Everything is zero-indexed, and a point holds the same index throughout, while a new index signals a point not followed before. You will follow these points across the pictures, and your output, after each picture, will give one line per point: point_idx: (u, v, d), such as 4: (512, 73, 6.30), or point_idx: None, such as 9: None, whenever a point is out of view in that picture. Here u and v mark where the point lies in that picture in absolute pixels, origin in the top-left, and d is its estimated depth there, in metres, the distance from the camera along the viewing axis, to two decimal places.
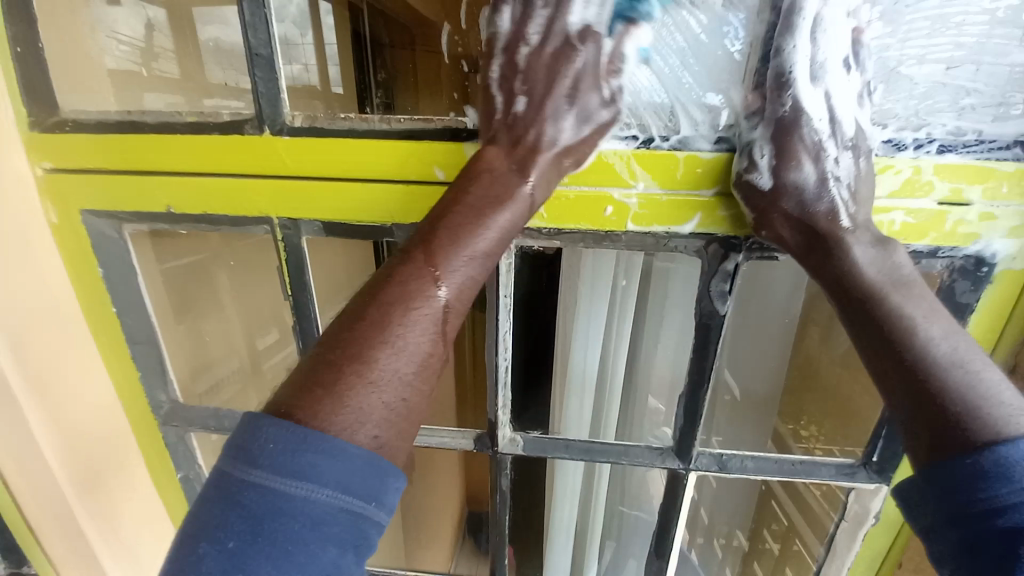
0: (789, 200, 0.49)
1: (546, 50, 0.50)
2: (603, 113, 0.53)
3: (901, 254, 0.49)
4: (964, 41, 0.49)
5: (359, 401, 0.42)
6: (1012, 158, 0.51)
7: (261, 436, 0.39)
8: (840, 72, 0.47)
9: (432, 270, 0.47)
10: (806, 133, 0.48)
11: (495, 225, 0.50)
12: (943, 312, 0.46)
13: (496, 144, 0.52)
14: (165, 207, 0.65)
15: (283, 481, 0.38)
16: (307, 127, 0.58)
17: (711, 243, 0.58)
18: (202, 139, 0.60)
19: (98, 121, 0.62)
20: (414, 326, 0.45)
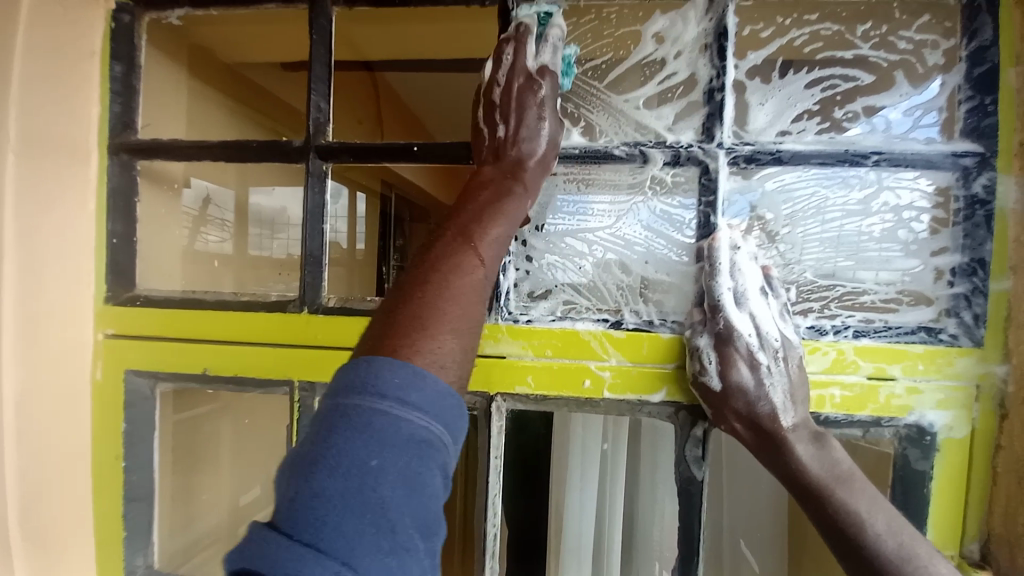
0: (736, 398, 0.59)
1: (517, 89, 0.63)
2: (506, 83, 0.63)
3: (836, 450, 0.57)
4: (854, 255, 0.64)
5: (445, 340, 0.49)
6: (919, 341, 0.60)
7: (381, 371, 0.45)
8: (759, 297, 0.59)
9: (467, 242, 0.55)
10: (740, 344, 0.58)
11: (507, 216, 0.58)
12: (885, 504, 0.54)
13: (488, 163, 0.63)
14: (202, 369, 0.74)
15: (396, 413, 0.44)
16: (339, 307, 0.70)
17: (680, 410, 0.65)
18: (250, 315, 0.72)
19: (164, 298, 0.76)
20: (468, 276, 0.54)
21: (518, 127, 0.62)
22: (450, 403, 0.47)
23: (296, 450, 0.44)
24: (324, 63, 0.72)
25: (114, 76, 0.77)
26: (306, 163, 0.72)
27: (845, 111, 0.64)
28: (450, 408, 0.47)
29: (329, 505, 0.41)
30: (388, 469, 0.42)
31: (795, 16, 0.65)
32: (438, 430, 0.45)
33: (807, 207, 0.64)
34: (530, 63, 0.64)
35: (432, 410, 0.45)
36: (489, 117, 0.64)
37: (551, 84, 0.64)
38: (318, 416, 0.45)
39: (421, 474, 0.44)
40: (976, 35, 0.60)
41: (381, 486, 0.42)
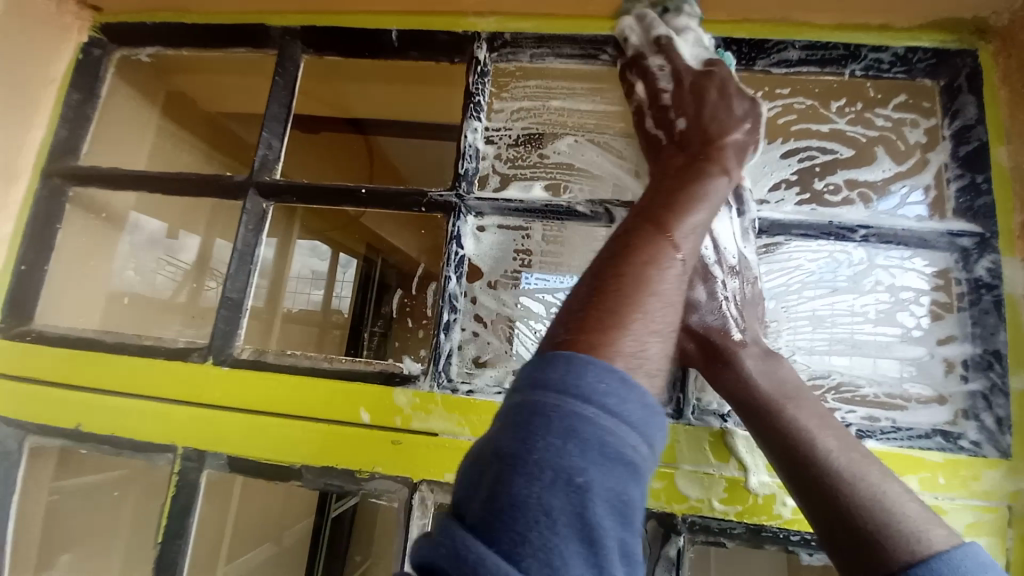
0: (690, 314, 0.51)
1: (694, 90, 0.53)
2: (674, 86, 0.55)
3: (789, 369, 0.47)
4: (848, 339, 0.55)
5: (645, 340, 0.36)
6: (936, 447, 0.50)
7: (587, 368, 0.33)
8: (724, 212, 0.53)
9: (664, 233, 0.41)
10: (694, 256, 0.52)
11: (699, 205, 0.44)
12: (838, 424, 0.43)
13: (672, 155, 0.51)
14: (75, 424, 0.62)
15: (620, 428, 0.32)
16: (249, 360, 0.60)
17: (648, 519, 0.51)
18: (145, 362, 0.61)
19: (60, 335, 0.66)
20: (671, 271, 0.39)
21: (696, 117, 0.52)
22: (650, 412, 0.34)
23: (482, 445, 0.33)
24: (284, 104, 0.69)
25: (71, 104, 0.74)
26: (244, 200, 0.65)
27: (826, 182, 0.59)
28: (656, 426, 0.35)
29: (534, 532, 0.29)
30: (599, 490, 0.31)
31: (766, 89, 0.63)
32: (641, 447, 0.33)
33: (791, 282, 0.56)
34: (693, 65, 0.55)
35: (631, 420, 0.33)
36: (658, 114, 0.56)
37: (724, 70, 0.54)
38: (511, 408, 0.33)
39: (628, 501, 0.32)
40: (958, 115, 0.58)
41: (600, 509, 0.30)
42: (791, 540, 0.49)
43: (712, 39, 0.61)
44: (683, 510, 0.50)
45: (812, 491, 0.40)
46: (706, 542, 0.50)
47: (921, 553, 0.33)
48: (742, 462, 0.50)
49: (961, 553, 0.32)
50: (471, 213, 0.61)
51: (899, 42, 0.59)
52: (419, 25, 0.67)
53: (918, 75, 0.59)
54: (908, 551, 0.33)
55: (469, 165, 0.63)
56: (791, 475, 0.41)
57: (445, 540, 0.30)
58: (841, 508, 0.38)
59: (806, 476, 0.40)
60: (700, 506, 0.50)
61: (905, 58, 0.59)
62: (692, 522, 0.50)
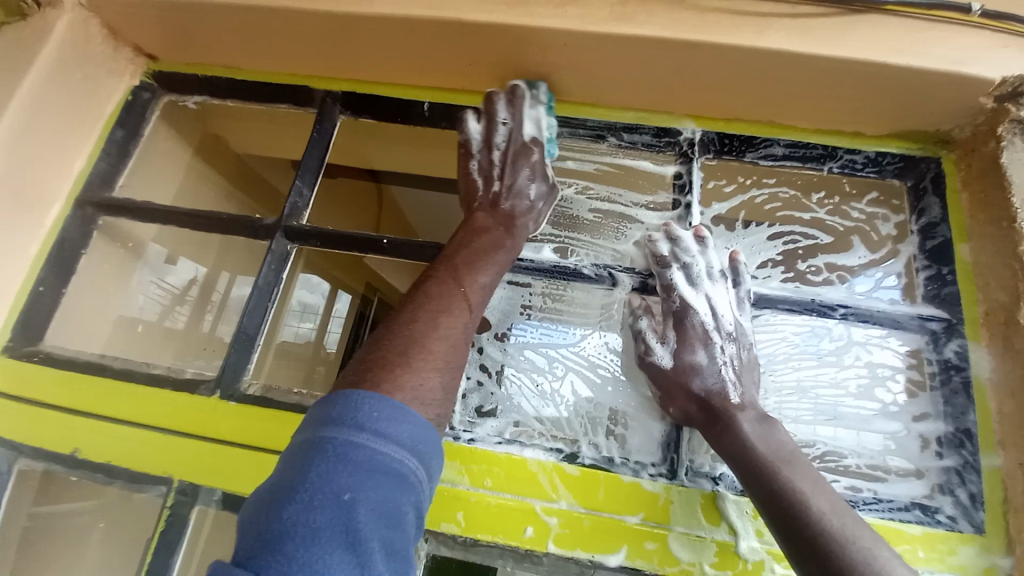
0: (690, 378, 0.54)
1: (510, 156, 0.65)
2: (506, 145, 0.65)
3: (784, 433, 0.50)
4: (832, 411, 0.58)
5: (426, 376, 0.48)
6: (914, 520, 0.52)
7: (362, 403, 0.43)
8: (718, 284, 0.57)
9: (458, 284, 0.55)
10: (695, 324, 0.56)
11: (489, 269, 0.58)
12: (831, 489, 0.45)
13: (481, 212, 0.63)
14: (72, 450, 0.61)
15: (390, 449, 0.42)
16: (257, 396, 0.61)
17: None
18: (153, 391, 0.62)
19: (68, 358, 0.67)
20: (457, 319, 0.53)
21: (508, 187, 0.64)
22: (427, 439, 0.44)
23: (275, 485, 0.40)
24: (319, 157, 0.75)
25: (113, 139, 0.79)
26: (270, 241, 0.69)
27: (808, 264, 0.65)
28: (431, 445, 0.45)
29: (310, 538, 0.36)
30: (365, 502, 0.39)
31: (755, 178, 0.70)
32: (411, 464, 0.42)
33: (778, 352, 0.61)
34: (523, 136, 0.66)
35: (409, 446, 0.43)
36: (485, 177, 0.65)
37: (541, 153, 0.66)
38: (301, 447, 0.41)
39: (397, 509, 0.40)
40: (925, 213, 0.65)
41: (365, 518, 0.38)
42: None
43: (707, 132, 0.69)
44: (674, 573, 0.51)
45: (806, 551, 0.42)
46: None
47: None
48: (733, 527, 0.51)
49: None
50: None
51: (871, 146, 0.67)
52: (446, 99, 0.75)
53: (888, 176, 0.67)
54: None
55: None
56: (790, 541, 0.43)
57: (220, 572, 0.35)
58: (834, 569, 0.40)
59: (800, 536, 0.42)
60: (692, 570, 0.50)
61: (876, 161, 0.66)
62: None
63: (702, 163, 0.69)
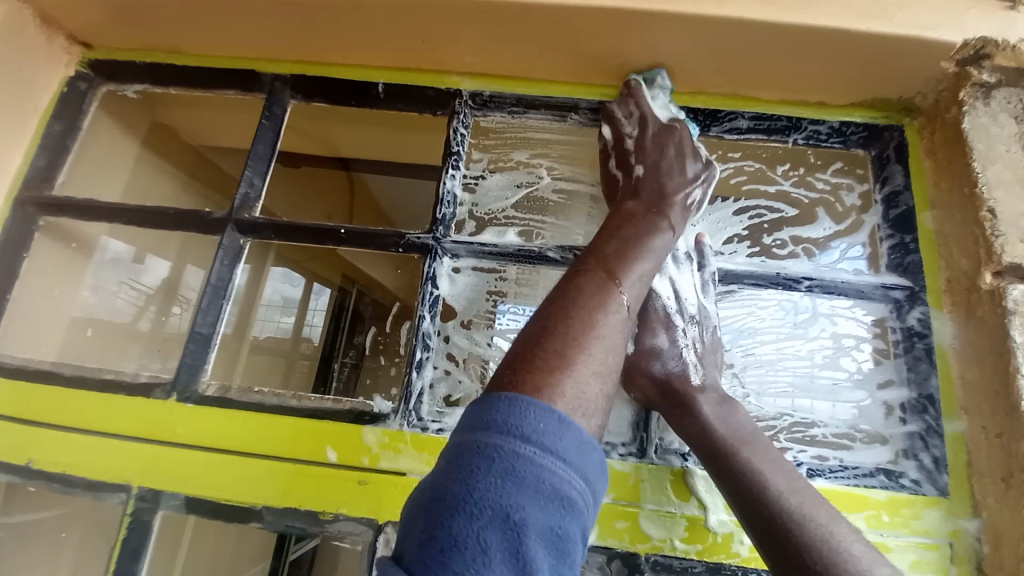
0: (652, 362, 0.54)
1: (655, 140, 0.62)
2: (643, 132, 0.63)
3: (743, 413, 0.50)
4: (799, 383, 0.59)
5: (587, 380, 0.42)
6: (879, 486, 0.53)
7: (526, 411, 0.38)
8: (678, 267, 0.58)
9: (613, 282, 0.49)
10: (658, 308, 0.56)
11: (648, 259, 0.52)
12: (790, 467, 0.46)
13: (630, 201, 0.59)
14: (25, 461, 0.59)
15: (562, 466, 0.36)
16: (216, 396, 0.59)
17: (612, 560, 0.51)
18: (108, 396, 0.60)
19: (15, 367, 0.63)
20: (613, 315, 0.46)
21: (652, 167, 0.61)
22: (593, 456, 0.38)
23: (428, 490, 0.36)
24: (268, 144, 0.72)
25: (51, 135, 0.75)
26: (221, 235, 0.66)
27: (775, 238, 0.65)
28: (593, 461, 0.38)
29: (460, 561, 0.33)
30: (535, 526, 0.34)
31: (720, 152, 0.69)
32: (579, 485, 0.37)
33: (746, 327, 0.60)
34: (656, 114, 0.63)
35: (575, 464, 0.37)
36: (622, 163, 0.63)
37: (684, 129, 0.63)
38: (452, 452, 0.37)
39: (565, 535, 0.35)
40: (888, 181, 0.65)
41: (532, 543, 0.34)
42: None
43: (672, 106, 0.67)
44: (645, 549, 0.51)
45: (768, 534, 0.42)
46: None
47: None
48: (701, 501, 0.51)
49: None
50: (447, 255, 0.64)
51: (834, 116, 0.66)
52: (402, 80, 0.72)
53: (852, 146, 0.66)
54: None
55: (447, 210, 0.66)
56: (753, 520, 0.43)
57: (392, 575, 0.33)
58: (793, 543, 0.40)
59: (762, 520, 0.43)
60: (662, 546, 0.51)
61: (841, 131, 0.66)
62: (654, 563, 0.51)
63: None
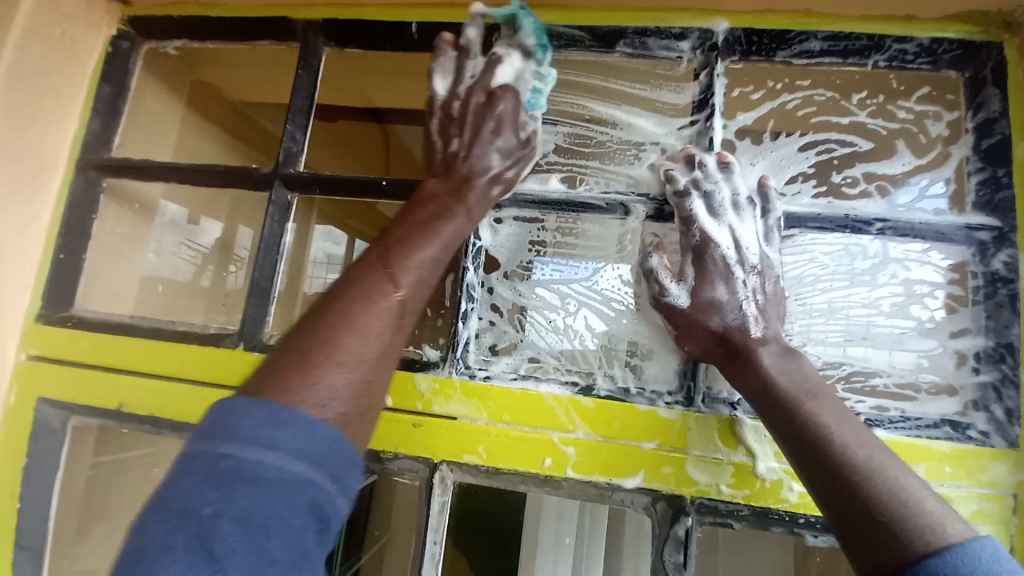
0: (709, 315, 0.52)
1: (473, 108, 0.58)
2: (466, 98, 0.58)
3: (808, 364, 0.48)
4: (864, 331, 0.56)
5: (328, 373, 0.41)
6: (944, 437, 0.51)
7: (239, 411, 0.38)
8: (740, 214, 0.53)
9: (386, 271, 0.48)
10: (717, 258, 0.52)
11: (437, 242, 0.52)
12: (858, 422, 0.43)
13: (433, 178, 0.57)
14: (118, 405, 0.66)
15: (256, 450, 0.36)
16: (278, 345, 0.63)
17: (658, 501, 0.53)
18: (183, 347, 0.65)
19: (98, 321, 0.70)
20: (383, 311, 0.46)
21: (468, 147, 0.57)
22: (320, 440, 0.38)
23: (159, 494, 0.35)
24: (307, 97, 0.71)
25: (101, 97, 0.77)
26: (270, 191, 0.68)
27: (844, 175, 0.59)
28: (336, 455, 0.39)
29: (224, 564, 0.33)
30: (230, 517, 0.34)
31: (786, 81, 0.62)
32: (300, 466, 0.37)
33: (806, 275, 0.57)
34: (494, 82, 0.58)
35: (292, 451, 0.37)
36: (443, 131, 0.58)
37: (511, 101, 0.58)
38: (181, 462, 0.37)
39: (283, 524, 0.35)
40: (982, 107, 0.57)
41: (223, 531, 0.33)
42: (799, 523, 0.50)
43: (734, 29, 0.61)
44: (691, 493, 0.52)
45: (828, 481, 0.40)
46: (715, 523, 0.52)
47: (937, 544, 0.34)
48: (750, 450, 0.51)
49: (977, 545, 0.33)
50: None
51: (924, 32, 0.58)
52: (436, 17, 0.68)
53: (942, 67, 0.58)
54: (923, 541, 0.34)
55: None
56: (814, 472, 0.41)
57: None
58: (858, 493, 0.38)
59: (823, 472, 0.41)
60: (708, 490, 0.52)
61: (930, 48, 0.58)
62: (700, 505, 0.52)
63: (726, 68, 0.62)
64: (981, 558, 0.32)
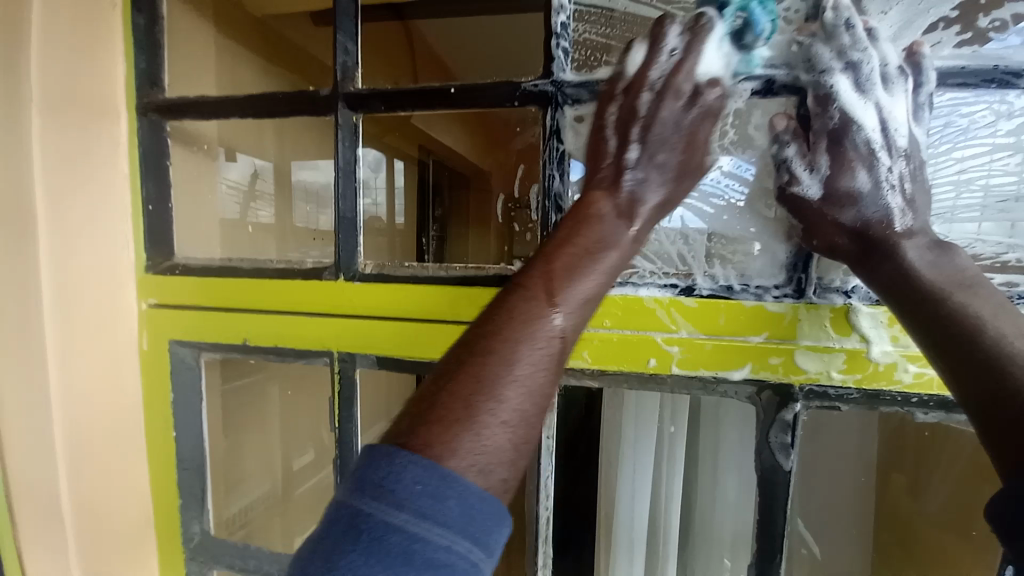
0: (844, 209, 0.48)
1: (671, 105, 0.48)
2: (660, 90, 0.48)
3: (965, 259, 0.44)
4: (997, 203, 0.51)
5: (494, 432, 0.38)
6: None
7: (403, 468, 0.35)
8: (890, 87, 0.46)
9: (550, 302, 0.42)
10: (857, 142, 0.47)
11: (604, 270, 0.45)
12: (1020, 315, 0.40)
13: (598, 188, 0.48)
14: (242, 339, 0.72)
15: (438, 530, 0.33)
16: (375, 273, 0.66)
17: (763, 390, 0.55)
18: (287, 282, 0.68)
19: (202, 267, 0.73)
20: (539, 357, 0.41)
21: (650, 154, 0.48)
22: (477, 514, 0.35)
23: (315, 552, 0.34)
24: (351, 0, 0.64)
25: (138, 31, 0.72)
26: (335, 115, 0.65)
27: (992, 18, 0.49)
28: (483, 521, 0.35)
29: None
30: None
31: None
32: (464, 544, 0.34)
33: (939, 142, 0.51)
34: (701, 73, 0.49)
35: (451, 524, 0.34)
36: (621, 130, 0.49)
37: (718, 94, 0.49)
38: (331, 515, 0.35)
39: None
40: None
41: None
42: (910, 402, 0.51)
43: None
44: (800, 381, 0.53)
45: (979, 377, 0.38)
46: (822, 406, 0.54)
47: None
48: (865, 336, 0.51)
49: None
50: (568, 103, 0.58)
51: None
52: None
53: None
54: None
55: (561, 49, 0.58)
56: (961, 367, 0.39)
57: None
58: (1016, 386, 0.36)
59: (973, 365, 0.38)
60: (818, 377, 0.53)
61: None
62: (808, 392, 0.53)
63: None
64: None
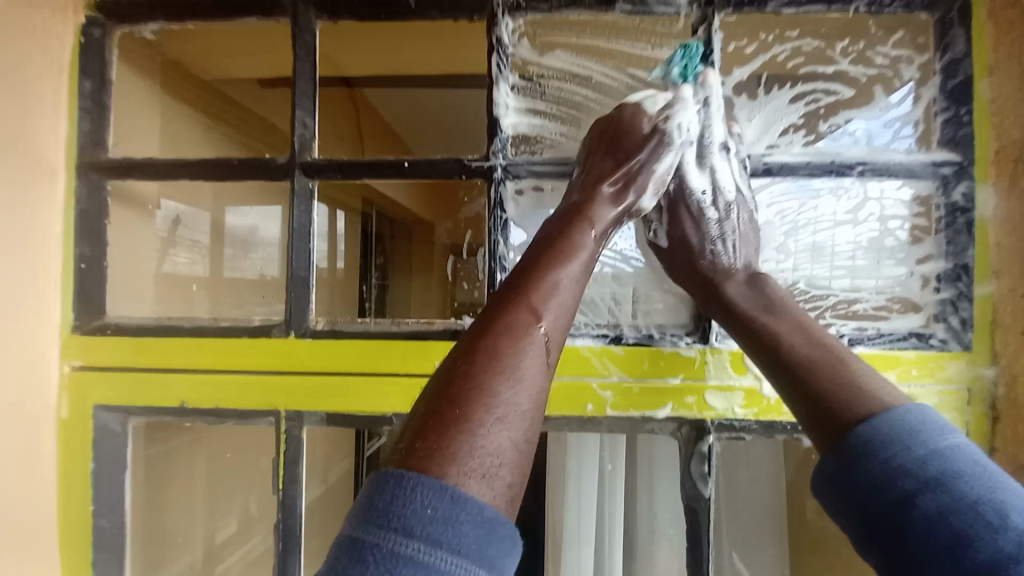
0: (681, 250, 0.63)
1: (606, 132, 0.61)
2: (598, 133, 0.62)
3: (772, 285, 0.59)
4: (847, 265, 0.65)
5: (493, 433, 0.42)
6: (911, 347, 0.61)
7: (412, 493, 0.38)
8: (721, 155, 0.61)
9: (529, 309, 0.49)
10: (691, 201, 0.62)
11: (570, 278, 0.52)
12: (813, 325, 0.54)
13: (565, 210, 0.58)
14: (180, 401, 0.70)
15: (447, 557, 0.36)
16: (326, 329, 0.68)
17: (683, 425, 0.62)
18: (233, 342, 0.68)
19: (138, 326, 0.71)
20: (533, 354, 0.47)
21: (613, 179, 0.59)
22: (495, 538, 0.38)
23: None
24: (309, 79, 0.70)
25: (84, 94, 0.73)
26: (290, 181, 0.69)
27: (829, 124, 0.65)
28: (498, 545, 0.38)
29: None
30: None
31: (778, 33, 0.66)
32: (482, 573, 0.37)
33: (798, 218, 0.65)
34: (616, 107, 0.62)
35: (471, 552, 0.37)
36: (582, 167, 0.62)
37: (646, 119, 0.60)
38: (342, 544, 0.38)
39: None
40: (949, 49, 0.62)
41: None
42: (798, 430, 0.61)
43: None
44: (711, 416, 0.62)
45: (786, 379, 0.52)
46: (730, 436, 0.63)
47: (866, 413, 0.45)
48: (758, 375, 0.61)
49: (906, 410, 0.44)
50: (509, 178, 0.67)
51: None
52: None
53: (915, 10, 0.64)
54: (854, 410, 0.46)
55: (502, 137, 0.67)
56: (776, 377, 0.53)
57: None
58: (804, 384, 0.50)
59: (779, 371, 0.53)
60: (725, 412, 0.62)
61: None
62: (720, 425, 0.62)
63: (721, 22, 0.65)
64: (907, 419, 0.43)
